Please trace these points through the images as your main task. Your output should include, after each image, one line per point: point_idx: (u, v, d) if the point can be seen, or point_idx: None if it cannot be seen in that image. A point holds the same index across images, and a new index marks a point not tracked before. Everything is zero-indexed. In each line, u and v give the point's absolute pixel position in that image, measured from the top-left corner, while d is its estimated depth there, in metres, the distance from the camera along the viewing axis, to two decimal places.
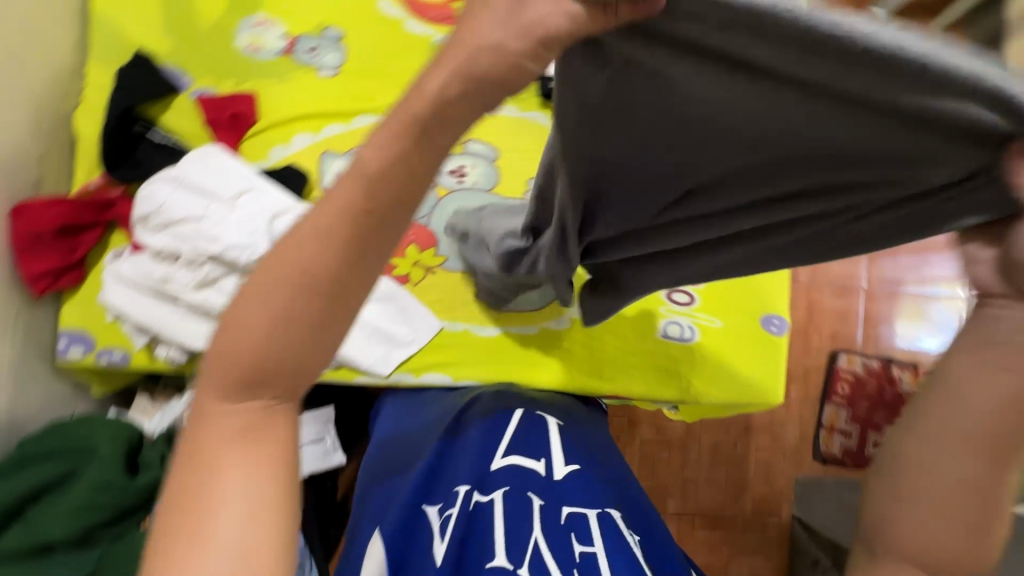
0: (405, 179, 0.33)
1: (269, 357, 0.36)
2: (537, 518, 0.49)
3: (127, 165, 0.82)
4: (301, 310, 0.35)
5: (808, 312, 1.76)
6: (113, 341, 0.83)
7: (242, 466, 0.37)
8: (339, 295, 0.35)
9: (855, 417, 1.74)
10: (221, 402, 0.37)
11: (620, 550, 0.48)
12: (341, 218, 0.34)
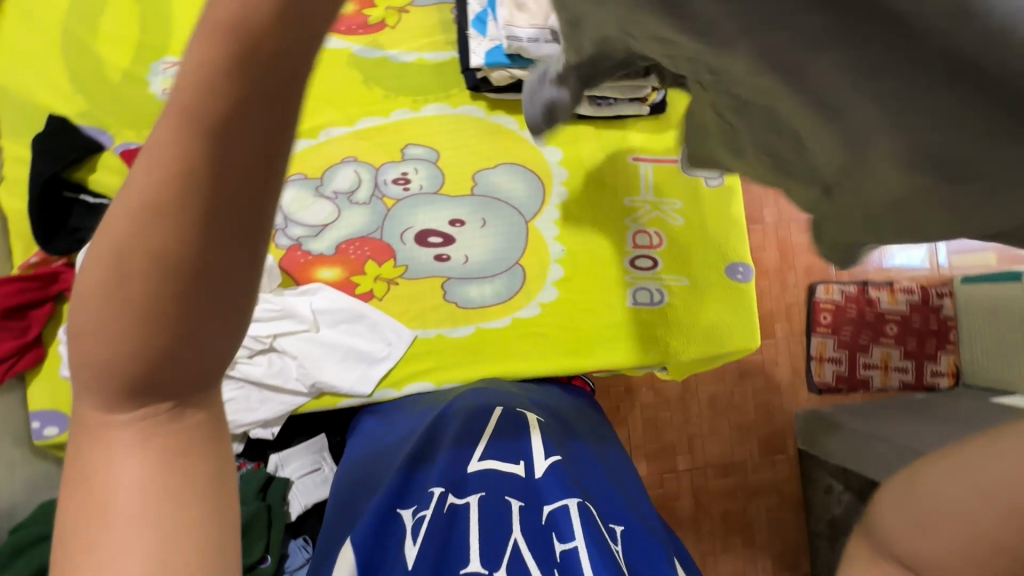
0: (237, 105, 0.23)
1: (125, 350, 0.27)
2: (515, 522, 0.50)
3: (62, 234, 0.80)
4: (138, 281, 0.26)
5: (781, 251, 1.77)
6: None
7: (128, 482, 0.29)
8: (192, 256, 0.26)
9: (841, 343, 1.77)
10: (98, 411, 0.30)
11: (599, 539, 0.48)
12: (168, 146, 0.24)
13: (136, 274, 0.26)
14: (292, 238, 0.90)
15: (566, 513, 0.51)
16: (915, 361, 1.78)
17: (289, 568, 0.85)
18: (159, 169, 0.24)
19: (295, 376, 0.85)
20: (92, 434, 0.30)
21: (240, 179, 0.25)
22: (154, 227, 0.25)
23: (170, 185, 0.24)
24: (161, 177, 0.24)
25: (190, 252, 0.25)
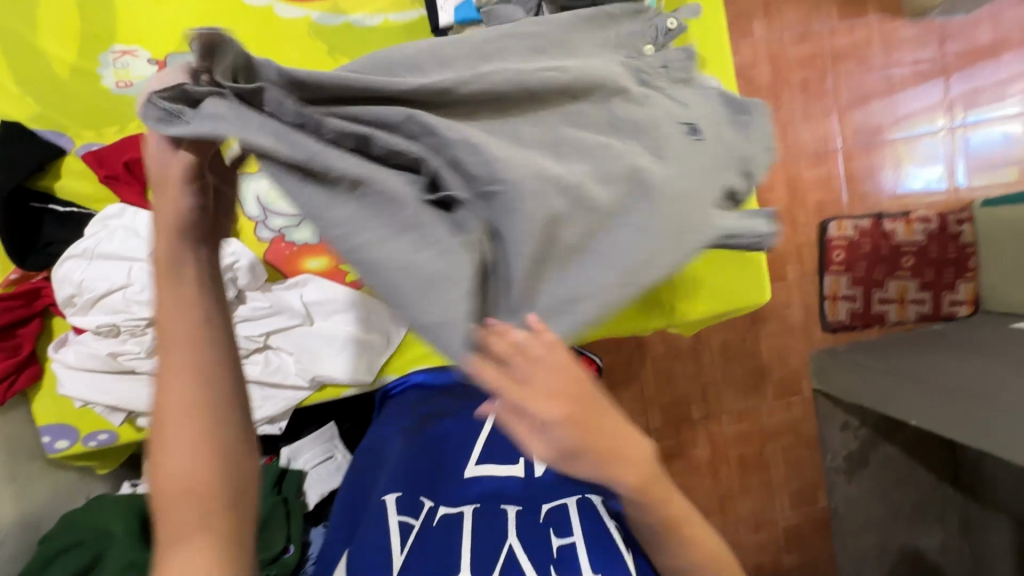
0: (202, 316, 0.47)
1: (199, 483, 0.46)
2: (511, 529, 0.64)
3: (37, 248, 0.77)
4: (213, 444, 0.47)
5: (790, 190, 1.69)
6: (93, 426, 0.83)
7: (187, 528, 0.45)
8: (242, 420, 0.49)
9: (855, 279, 1.73)
10: (173, 530, 0.45)
11: (592, 541, 0.63)
12: (196, 357, 0.47)
13: (196, 443, 0.46)
14: (274, 230, 0.85)
15: (561, 519, 0.65)
16: (932, 292, 1.74)
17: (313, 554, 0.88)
18: (188, 353, 0.47)
19: (294, 371, 0.83)
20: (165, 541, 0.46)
21: (232, 381, 0.48)
22: (200, 420, 0.47)
23: (209, 391, 0.47)
24: (197, 389, 0.47)
25: (211, 431, 0.47)
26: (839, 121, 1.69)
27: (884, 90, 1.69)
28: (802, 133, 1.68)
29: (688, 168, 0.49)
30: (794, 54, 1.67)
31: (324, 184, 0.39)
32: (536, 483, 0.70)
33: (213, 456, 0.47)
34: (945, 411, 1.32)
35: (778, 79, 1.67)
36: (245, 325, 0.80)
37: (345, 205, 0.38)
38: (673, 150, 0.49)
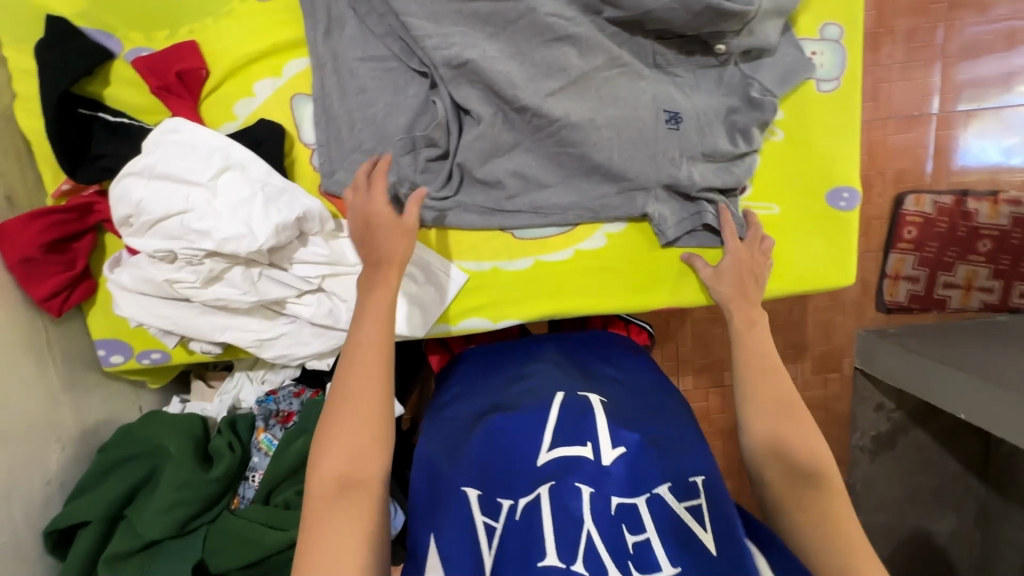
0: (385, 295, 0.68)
1: (359, 432, 0.61)
2: (587, 513, 0.56)
3: (89, 161, 0.73)
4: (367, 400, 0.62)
5: (869, 155, 1.55)
6: (146, 344, 0.83)
7: (355, 425, 0.61)
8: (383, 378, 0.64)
9: (922, 261, 1.60)
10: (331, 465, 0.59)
11: (670, 532, 0.56)
12: (381, 309, 0.67)
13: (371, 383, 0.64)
14: None
15: (636, 511, 0.57)
16: (1004, 281, 1.60)
17: None
18: (380, 313, 0.66)
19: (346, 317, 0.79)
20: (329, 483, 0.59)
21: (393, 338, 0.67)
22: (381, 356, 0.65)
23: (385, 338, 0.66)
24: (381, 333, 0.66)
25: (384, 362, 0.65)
26: (941, 81, 1.51)
27: (999, 46, 1.50)
28: (896, 91, 1.51)
29: (635, 162, 0.77)
30: None
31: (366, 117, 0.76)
32: (608, 467, 0.60)
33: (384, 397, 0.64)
34: (998, 410, 1.25)
35: (880, 25, 1.48)
36: (302, 265, 0.76)
37: (410, 162, 0.77)
38: (634, 158, 0.76)
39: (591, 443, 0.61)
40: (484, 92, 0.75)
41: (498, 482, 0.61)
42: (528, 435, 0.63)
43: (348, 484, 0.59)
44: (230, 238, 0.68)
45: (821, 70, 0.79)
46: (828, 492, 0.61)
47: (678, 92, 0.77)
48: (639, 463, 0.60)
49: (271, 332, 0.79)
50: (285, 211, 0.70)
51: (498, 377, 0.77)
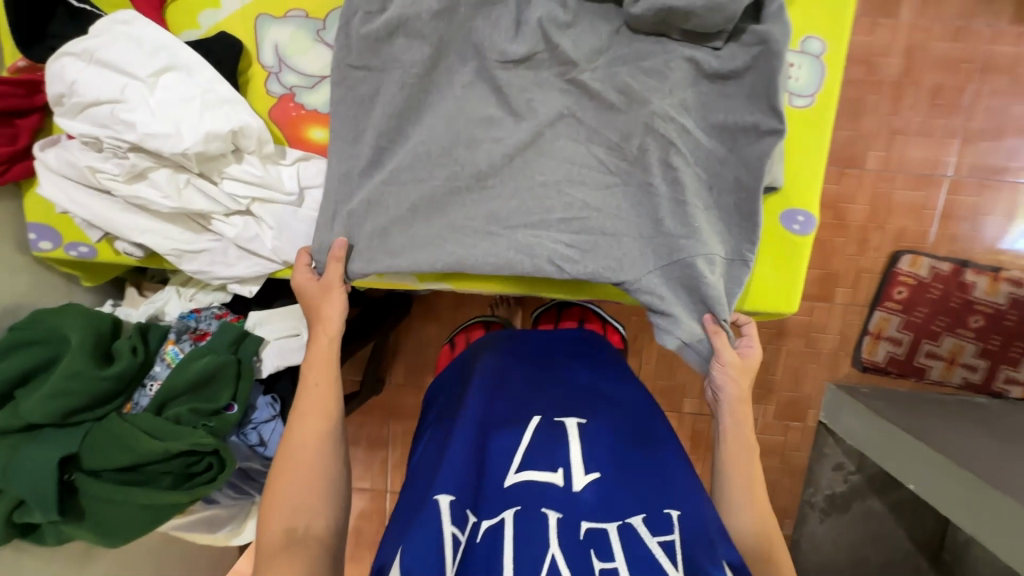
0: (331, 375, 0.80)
1: (300, 488, 0.74)
2: (553, 536, 0.59)
3: (43, 42, 0.72)
4: (308, 477, 0.75)
5: (873, 207, 1.54)
6: (75, 236, 0.84)
7: (292, 478, 0.75)
8: (319, 448, 0.77)
9: (908, 324, 1.59)
10: (284, 506, 0.73)
11: (641, 563, 0.57)
12: (324, 393, 0.79)
13: (321, 431, 0.78)
14: (285, 86, 0.78)
15: (605, 537, 0.60)
16: (990, 362, 1.60)
17: (256, 420, 0.88)
18: (312, 404, 0.79)
19: (270, 245, 0.80)
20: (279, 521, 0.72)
21: (322, 424, 0.78)
22: (321, 419, 0.78)
23: (322, 417, 0.78)
24: (325, 407, 0.79)
25: (322, 425, 0.78)
26: (961, 144, 1.50)
27: None
28: (911, 146, 1.50)
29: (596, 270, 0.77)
30: (937, 52, 1.45)
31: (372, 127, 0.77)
32: (579, 493, 0.64)
33: (326, 450, 0.78)
34: (948, 486, 1.20)
35: (907, 75, 1.47)
36: (232, 183, 0.75)
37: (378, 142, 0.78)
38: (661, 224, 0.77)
39: (562, 469, 0.67)
40: (431, 79, 0.77)
41: (467, 495, 0.64)
42: (501, 461, 0.69)
43: (290, 533, 0.71)
44: (158, 135, 0.67)
45: (797, 84, 0.75)
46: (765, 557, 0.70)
47: (641, 90, 0.75)
48: (608, 494, 0.65)
49: (193, 244, 0.79)
50: (222, 122, 0.70)
51: (500, 395, 0.79)
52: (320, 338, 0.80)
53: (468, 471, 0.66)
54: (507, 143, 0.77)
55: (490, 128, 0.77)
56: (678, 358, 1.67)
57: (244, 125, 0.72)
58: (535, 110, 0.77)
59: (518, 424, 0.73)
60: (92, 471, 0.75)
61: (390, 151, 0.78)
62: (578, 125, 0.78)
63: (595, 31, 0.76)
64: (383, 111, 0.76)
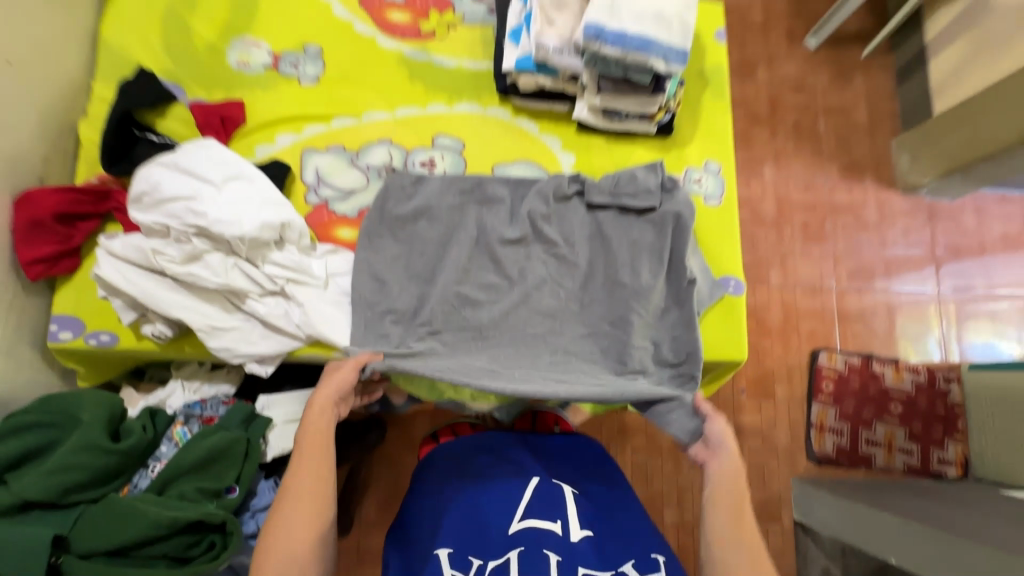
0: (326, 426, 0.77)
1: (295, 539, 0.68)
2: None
3: (124, 160, 0.91)
4: (305, 521, 0.70)
5: (786, 314, 1.85)
6: (101, 325, 0.89)
7: (284, 531, 0.69)
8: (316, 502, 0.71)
9: (843, 414, 1.79)
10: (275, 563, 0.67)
11: None
12: (317, 441, 0.75)
13: (315, 481, 0.72)
14: (321, 198, 0.98)
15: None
16: (920, 445, 1.79)
17: (255, 506, 0.86)
18: (306, 457, 0.73)
19: (297, 321, 0.89)
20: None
21: (313, 474, 0.72)
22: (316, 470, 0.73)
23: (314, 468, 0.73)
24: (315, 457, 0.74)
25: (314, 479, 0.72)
26: (835, 262, 1.91)
27: (879, 252, 1.94)
28: (800, 265, 1.89)
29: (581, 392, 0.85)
30: (797, 199, 1.94)
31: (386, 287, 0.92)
32: (576, 542, 0.70)
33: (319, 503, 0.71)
34: (924, 549, 1.26)
35: (781, 214, 1.92)
36: (272, 266, 0.88)
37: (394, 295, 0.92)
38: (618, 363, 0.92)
39: (561, 521, 0.72)
40: (434, 244, 0.96)
41: (468, 546, 0.71)
42: (500, 510, 0.74)
43: None
44: (223, 222, 0.82)
45: (706, 189, 1.04)
46: None
47: (602, 247, 0.97)
48: (601, 548, 0.71)
49: (225, 322, 0.87)
50: (276, 216, 0.86)
51: (491, 447, 0.84)
52: (314, 404, 0.78)
53: (467, 526, 0.73)
54: (502, 304, 0.93)
55: (488, 291, 0.94)
56: (651, 465, 1.72)
57: (288, 222, 0.88)
58: (521, 274, 0.95)
59: (518, 474, 0.79)
60: (81, 553, 0.70)
61: (405, 304, 0.92)
62: (553, 285, 0.96)
63: (566, 212, 0.99)
64: (400, 283, 0.93)
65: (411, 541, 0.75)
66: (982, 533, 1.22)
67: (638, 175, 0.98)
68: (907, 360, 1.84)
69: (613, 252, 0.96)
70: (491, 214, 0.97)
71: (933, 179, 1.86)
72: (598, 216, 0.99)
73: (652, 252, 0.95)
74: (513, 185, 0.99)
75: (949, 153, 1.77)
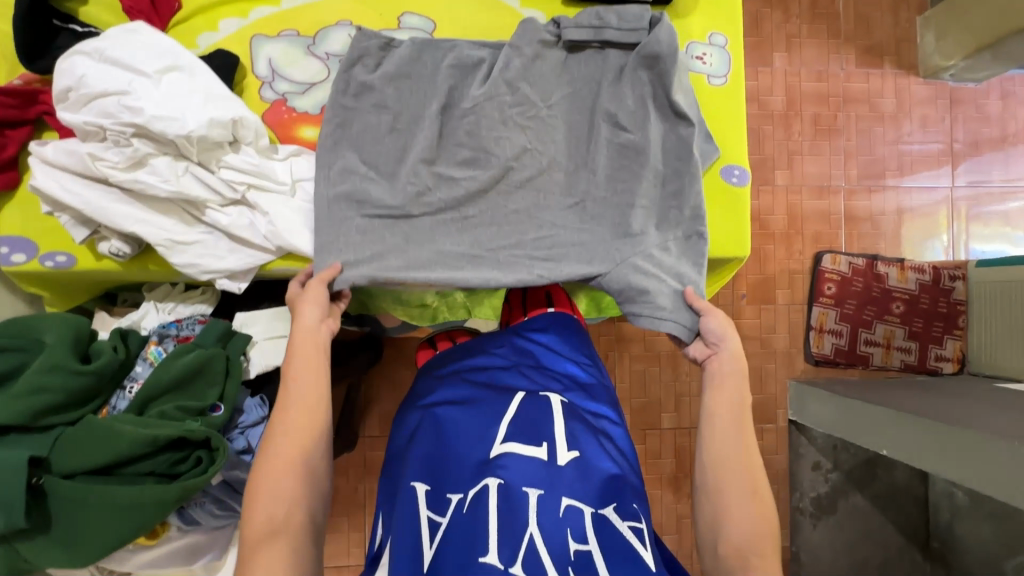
0: (313, 351, 0.76)
1: (296, 471, 0.70)
2: (533, 509, 0.77)
3: (46, 55, 0.79)
4: (299, 455, 0.71)
5: (790, 216, 1.78)
6: (54, 246, 0.82)
7: (275, 461, 0.70)
8: (320, 437, 0.73)
9: (844, 316, 1.77)
10: (263, 501, 0.68)
11: (614, 548, 0.75)
12: (311, 373, 0.74)
13: (319, 418, 0.74)
14: (277, 93, 0.87)
15: (582, 514, 0.78)
16: (920, 343, 1.78)
17: (243, 423, 0.84)
18: (303, 383, 0.74)
19: (263, 232, 0.82)
20: (252, 535, 0.67)
21: (311, 406, 0.74)
22: (316, 407, 0.74)
23: (311, 409, 0.74)
24: (318, 387, 0.75)
25: (319, 413, 0.74)
26: (846, 160, 1.80)
27: (893, 143, 1.82)
28: (807, 163, 1.78)
29: (573, 271, 0.84)
30: (808, 89, 1.79)
31: (353, 236, 0.82)
32: (560, 466, 0.83)
33: (320, 445, 0.73)
34: (917, 440, 1.27)
35: (790, 108, 1.78)
36: (228, 170, 0.79)
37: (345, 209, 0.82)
38: (611, 244, 0.85)
39: (546, 444, 0.85)
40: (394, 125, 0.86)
41: (445, 480, 0.84)
42: (479, 442, 0.86)
43: (269, 539, 0.67)
44: (163, 119, 0.72)
45: (710, 67, 0.92)
46: (764, 550, 0.69)
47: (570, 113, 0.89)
48: (580, 475, 0.83)
49: (185, 235, 0.80)
50: (225, 113, 0.76)
51: (464, 395, 0.96)
52: (304, 336, 0.76)
53: (451, 465, 0.85)
54: (482, 181, 0.85)
55: (469, 169, 0.86)
56: (649, 372, 1.73)
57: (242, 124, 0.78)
58: (524, 143, 0.87)
59: (498, 414, 0.90)
60: (63, 474, 0.68)
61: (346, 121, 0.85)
62: (546, 156, 0.88)
63: (548, 74, 0.89)
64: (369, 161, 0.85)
65: (393, 472, 0.90)
66: (984, 419, 1.22)
67: (622, 91, 0.88)
68: (912, 260, 1.79)
69: (596, 112, 0.88)
70: (460, 94, 0.88)
71: (960, 61, 1.69)
72: (579, 56, 0.90)
73: (637, 98, 0.87)
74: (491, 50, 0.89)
75: (978, 29, 1.61)
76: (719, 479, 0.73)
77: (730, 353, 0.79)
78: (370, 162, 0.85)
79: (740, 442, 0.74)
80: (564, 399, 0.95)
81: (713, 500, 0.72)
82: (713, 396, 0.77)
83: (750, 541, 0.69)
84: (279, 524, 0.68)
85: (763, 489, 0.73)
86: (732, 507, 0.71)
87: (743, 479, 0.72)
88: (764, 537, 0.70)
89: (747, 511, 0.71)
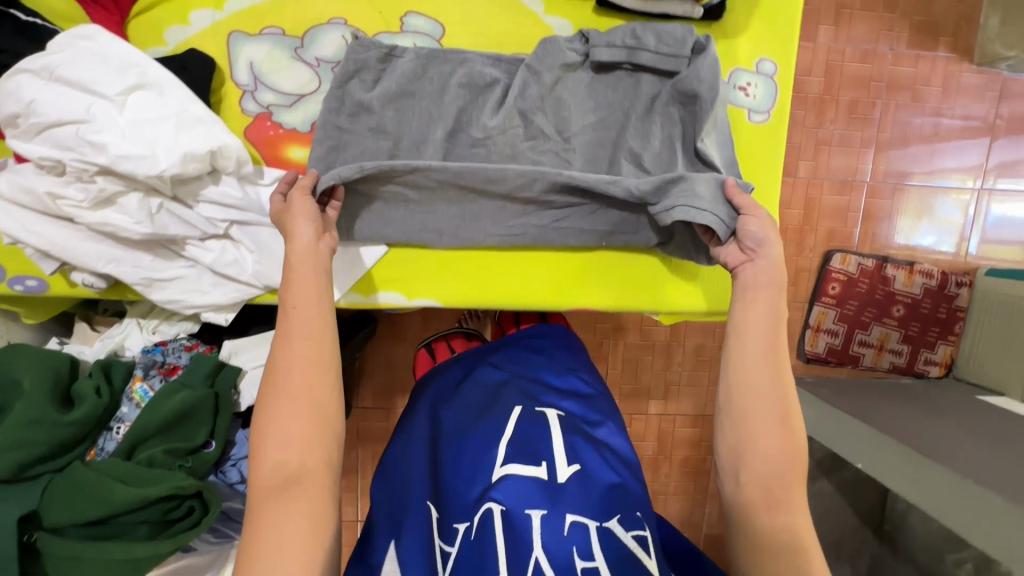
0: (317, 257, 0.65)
1: (304, 406, 0.59)
2: (537, 534, 0.73)
3: None
4: (308, 395, 0.60)
5: (806, 212, 1.69)
6: (21, 269, 0.75)
7: (280, 414, 0.59)
8: (329, 368, 0.62)
9: (842, 316, 1.75)
10: (271, 446, 0.58)
11: (618, 560, 0.71)
12: (314, 290, 0.64)
13: (327, 349, 0.63)
14: (261, 105, 0.76)
15: (586, 531, 0.73)
16: (912, 346, 1.79)
17: (236, 455, 0.83)
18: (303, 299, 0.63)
19: (251, 270, 0.75)
20: (264, 494, 0.56)
21: (313, 327, 0.63)
22: (319, 339, 0.63)
23: (314, 334, 0.62)
24: (319, 308, 0.64)
25: (325, 343, 0.63)
26: (875, 154, 1.69)
27: (929, 135, 1.69)
28: (835, 155, 1.67)
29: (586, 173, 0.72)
30: (850, 70, 1.63)
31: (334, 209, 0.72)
32: (561, 484, 0.78)
33: (329, 372, 0.62)
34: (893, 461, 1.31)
35: (828, 92, 1.63)
36: (208, 206, 0.72)
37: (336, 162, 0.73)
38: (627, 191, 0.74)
39: (545, 463, 0.81)
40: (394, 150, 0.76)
41: (452, 508, 0.79)
42: (486, 460, 0.81)
43: (285, 491, 0.56)
44: (129, 158, 0.63)
45: (753, 101, 0.81)
46: (792, 504, 0.60)
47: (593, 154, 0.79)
48: (582, 488, 0.78)
49: (164, 272, 0.73)
50: (201, 145, 0.67)
51: (464, 414, 0.92)
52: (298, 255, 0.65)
53: (457, 479, 0.81)
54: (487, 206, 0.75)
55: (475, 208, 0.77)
56: (642, 360, 1.74)
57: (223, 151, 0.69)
58: (540, 177, 0.78)
59: (498, 435, 0.85)
60: (55, 528, 0.68)
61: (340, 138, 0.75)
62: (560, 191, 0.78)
63: (572, 101, 0.78)
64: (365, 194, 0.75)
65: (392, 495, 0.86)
66: (966, 451, 1.24)
67: (651, 128, 0.78)
68: (923, 265, 1.74)
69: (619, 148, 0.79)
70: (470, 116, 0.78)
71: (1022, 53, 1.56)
72: (606, 79, 0.78)
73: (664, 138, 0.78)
74: (507, 66, 0.78)
75: None
76: (749, 398, 0.64)
77: (769, 263, 0.67)
78: (364, 188, 0.75)
79: (764, 373, 0.64)
80: (561, 412, 0.90)
81: (733, 428, 0.63)
82: (741, 311, 0.66)
83: (778, 472, 0.60)
84: (288, 472, 0.57)
85: (793, 417, 0.63)
86: (761, 445, 0.61)
87: (768, 402, 0.63)
88: (795, 473, 0.61)
89: (780, 440, 0.61)
